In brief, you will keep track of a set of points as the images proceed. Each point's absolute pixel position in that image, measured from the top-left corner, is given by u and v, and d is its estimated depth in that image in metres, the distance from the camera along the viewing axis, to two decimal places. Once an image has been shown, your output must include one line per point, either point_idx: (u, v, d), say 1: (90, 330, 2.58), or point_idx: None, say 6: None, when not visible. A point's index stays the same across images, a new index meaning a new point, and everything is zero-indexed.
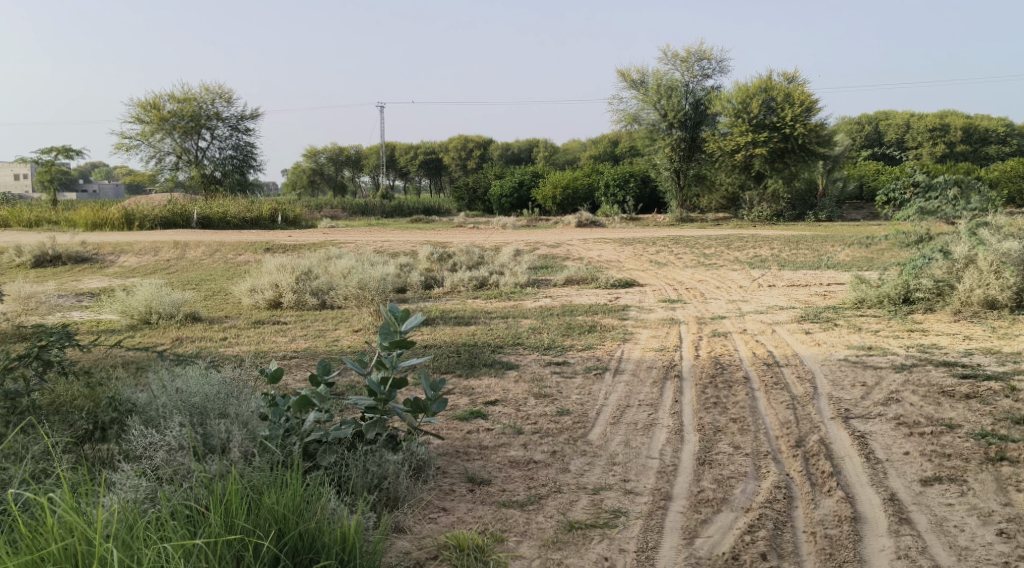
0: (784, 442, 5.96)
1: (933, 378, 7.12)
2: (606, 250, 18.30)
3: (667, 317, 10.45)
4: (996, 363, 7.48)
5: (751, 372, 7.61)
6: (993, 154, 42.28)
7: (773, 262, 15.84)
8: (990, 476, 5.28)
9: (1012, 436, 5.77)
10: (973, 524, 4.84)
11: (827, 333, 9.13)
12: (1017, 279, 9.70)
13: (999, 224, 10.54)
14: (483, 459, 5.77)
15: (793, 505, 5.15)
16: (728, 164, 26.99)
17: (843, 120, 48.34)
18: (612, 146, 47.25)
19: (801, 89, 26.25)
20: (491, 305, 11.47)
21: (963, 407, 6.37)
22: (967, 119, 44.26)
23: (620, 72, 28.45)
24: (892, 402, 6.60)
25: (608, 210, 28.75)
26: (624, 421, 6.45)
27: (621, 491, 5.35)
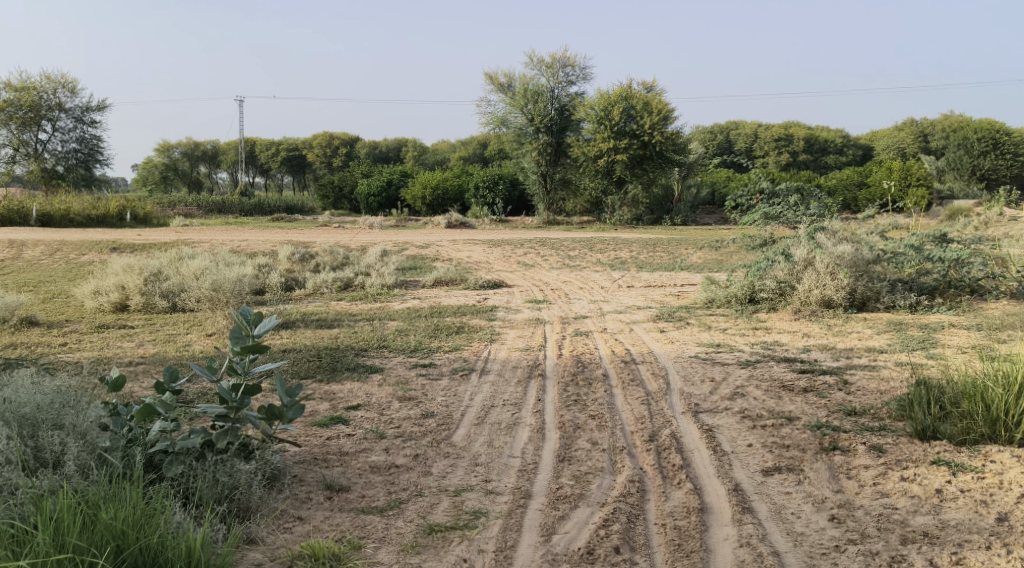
0: (638, 437, 6.17)
1: (774, 373, 7.54)
2: (473, 251, 18.42)
3: (531, 317, 10.62)
4: (830, 358, 8.01)
5: (610, 370, 7.84)
6: (831, 164, 45.89)
7: (632, 263, 16.38)
8: (825, 465, 5.62)
9: (844, 426, 6.18)
10: (808, 510, 5.12)
11: (681, 332, 9.51)
12: (849, 280, 10.42)
13: (834, 229, 11.21)
14: (342, 465, 5.68)
15: (645, 498, 5.33)
16: (592, 168, 27.78)
17: (699, 128, 50.56)
18: (481, 148, 47.59)
19: (658, 98, 27.30)
20: (355, 307, 11.31)
21: (802, 400, 6.78)
22: (808, 130, 47.31)
23: (487, 75, 28.63)
24: (738, 396, 6.94)
25: (478, 211, 28.98)
26: (487, 421, 6.49)
27: (482, 492, 5.39)
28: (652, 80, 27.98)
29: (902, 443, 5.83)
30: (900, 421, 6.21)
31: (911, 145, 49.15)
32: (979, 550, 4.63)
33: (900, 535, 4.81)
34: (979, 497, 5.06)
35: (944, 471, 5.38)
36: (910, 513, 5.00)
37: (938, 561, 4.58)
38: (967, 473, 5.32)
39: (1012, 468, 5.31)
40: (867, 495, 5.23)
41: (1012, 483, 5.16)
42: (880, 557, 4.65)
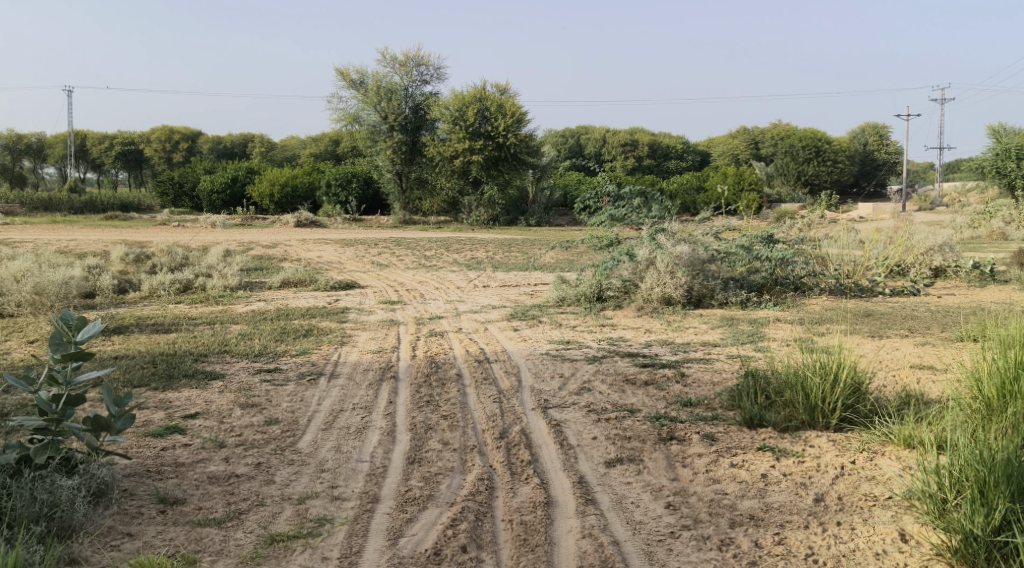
0: (489, 435, 6.24)
1: (619, 367, 7.81)
2: (324, 251, 18.07)
3: (385, 319, 10.52)
4: (670, 352, 8.38)
5: (463, 369, 7.88)
6: (673, 169, 48.08)
7: (488, 263, 16.53)
8: (663, 454, 5.87)
9: (680, 417, 6.47)
10: (646, 499, 5.31)
11: (533, 330, 9.69)
12: (687, 279, 10.94)
13: (674, 230, 11.67)
14: (178, 477, 5.43)
15: (493, 495, 5.39)
16: (448, 169, 28.02)
17: (550, 131, 51.61)
18: (333, 145, 46.70)
19: (511, 100, 28.03)
20: (196, 310, 10.84)
21: (643, 393, 7.06)
22: (652, 136, 49.35)
23: (339, 71, 28.11)
24: (584, 391, 7.14)
25: (330, 210, 28.47)
26: (335, 426, 6.38)
27: (327, 498, 5.29)
28: (505, 82, 28.51)
29: (732, 431, 6.17)
30: (731, 410, 6.56)
31: (744, 151, 52.23)
32: (799, 529, 4.86)
33: (730, 519, 5.02)
34: (799, 479, 5.39)
35: (769, 457, 5.72)
36: (739, 497, 5.26)
37: (762, 542, 4.78)
38: (789, 458, 5.68)
39: (828, 452, 5.72)
40: (700, 482, 5.48)
41: (828, 465, 5.54)
42: (711, 541, 4.82)
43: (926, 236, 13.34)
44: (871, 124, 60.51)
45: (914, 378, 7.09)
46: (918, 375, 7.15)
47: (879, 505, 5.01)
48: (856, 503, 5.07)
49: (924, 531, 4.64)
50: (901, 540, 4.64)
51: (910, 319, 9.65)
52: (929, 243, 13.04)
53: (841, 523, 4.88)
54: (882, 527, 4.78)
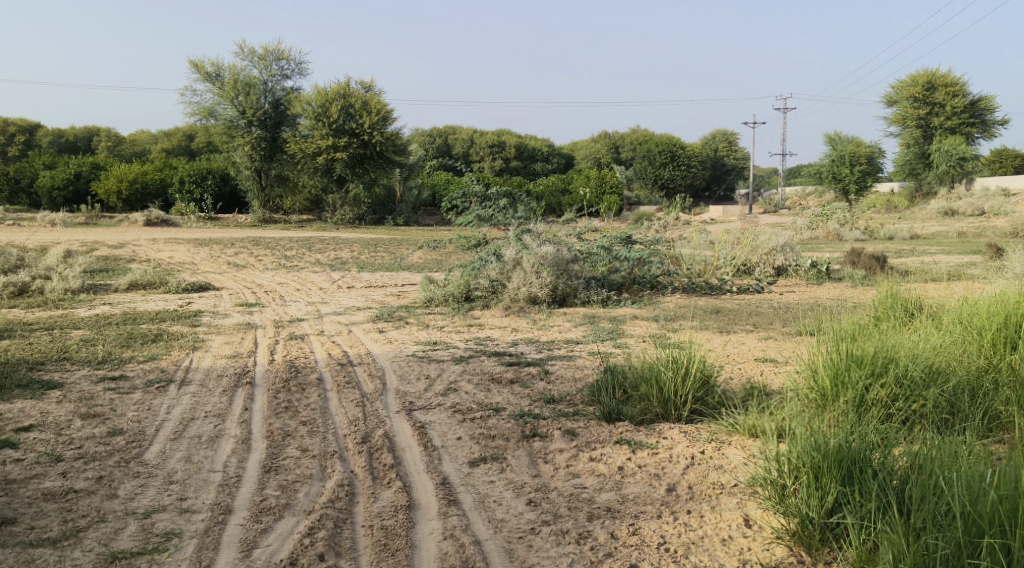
0: (351, 440, 6.13)
1: (485, 367, 7.85)
2: (177, 251, 17.32)
3: (242, 322, 10.16)
4: (535, 350, 8.50)
5: (324, 373, 7.71)
6: (539, 171, 48.96)
7: (352, 263, 16.28)
8: (525, 452, 5.93)
9: (543, 414, 6.56)
10: (508, 497, 5.34)
11: (399, 331, 9.60)
12: (552, 278, 11.12)
13: (539, 231, 11.85)
14: (7, 495, 5.08)
15: (353, 501, 5.31)
16: (310, 166, 27.32)
17: (416, 130, 51.35)
18: (186, 141, 44.76)
19: (376, 98, 27.94)
20: (33, 315, 10.13)
21: (508, 391, 7.12)
22: (518, 138, 50.04)
23: (193, 64, 27.00)
24: (450, 391, 7.14)
25: (184, 208, 27.24)
26: (185, 436, 6.12)
27: (175, 512, 5.07)
28: (369, 79, 28.34)
29: (591, 426, 6.31)
30: (591, 406, 6.72)
31: (606, 155, 53.75)
32: (652, 520, 5.01)
33: (588, 513, 5.12)
34: (653, 470, 5.58)
35: (625, 450, 5.89)
36: (597, 490, 5.38)
37: (618, 533, 4.89)
38: (644, 450, 5.87)
39: (680, 443, 5.95)
40: (561, 477, 5.57)
41: (680, 455, 5.76)
42: (570, 535, 4.89)
43: (770, 236, 14.15)
44: (722, 131, 63.72)
45: (758, 370, 7.50)
46: (762, 368, 7.56)
47: (726, 493, 5.25)
48: (704, 492, 5.29)
49: (765, 516, 4.89)
50: (746, 525, 4.87)
51: (755, 315, 10.17)
52: (773, 244, 13.82)
53: (691, 512, 5.07)
54: (728, 513, 5.00)
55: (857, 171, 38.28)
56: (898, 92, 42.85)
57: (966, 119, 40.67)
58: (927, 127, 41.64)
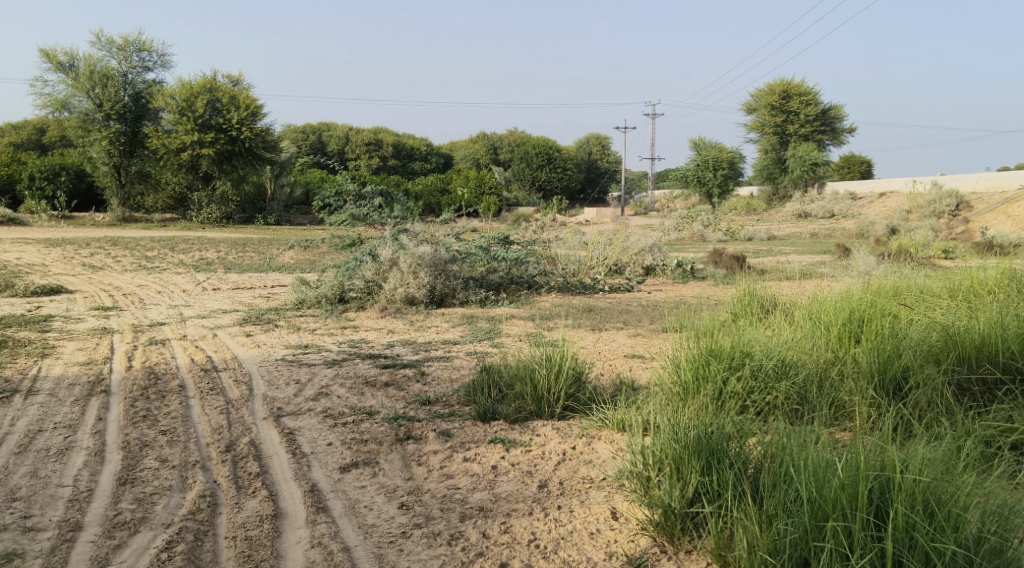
0: (214, 449, 5.91)
1: (358, 370, 7.73)
2: (25, 251, 16.29)
3: (98, 327, 9.63)
4: (411, 352, 8.44)
5: (187, 380, 7.40)
6: (417, 170, 48.87)
7: (218, 264, 15.72)
8: (398, 455, 5.84)
9: (418, 416, 6.50)
10: (380, 501, 5.26)
11: (267, 335, 9.32)
12: (429, 279, 11.05)
13: (416, 231, 11.76)
14: None
15: (216, 512, 5.12)
16: (174, 163, 26.15)
17: (289, 127, 50.13)
18: (37, 134, 42.12)
19: (245, 93, 27.29)
20: None
21: (382, 394, 7.02)
22: (394, 137, 49.60)
23: (45, 53, 25.45)
24: (321, 396, 6.99)
25: (34, 205, 25.59)
26: (32, 449, 5.75)
27: (18, 531, 4.76)
28: (237, 73, 27.61)
29: (466, 426, 6.29)
30: (466, 406, 6.70)
31: (484, 156, 54.13)
32: (523, 517, 5.03)
33: (460, 513, 5.09)
34: (526, 468, 5.61)
35: (499, 449, 5.90)
36: (470, 490, 5.36)
37: (489, 533, 4.89)
38: (517, 448, 5.91)
39: (552, 440, 6.02)
40: (434, 479, 5.52)
41: (552, 452, 5.83)
42: (441, 537, 4.86)
43: (639, 237, 14.58)
44: (595, 135, 65.35)
45: (627, 366, 7.70)
46: (631, 364, 7.78)
47: (595, 487, 5.34)
48: (575, 486, 5.36)
49: (631, 508, 5.01)
50: (614, 518, 4.97)
51: (625, 314, 10.46)
52: (642, 244, 14.23)
53: (561, 507, 5.13)
54: (597, 507, 5.09)
55: (720, 175, 40.03)
56: (758, 100, 45.02)
57: (818, 127, 43.23)
58: (783, 134, 43.99)
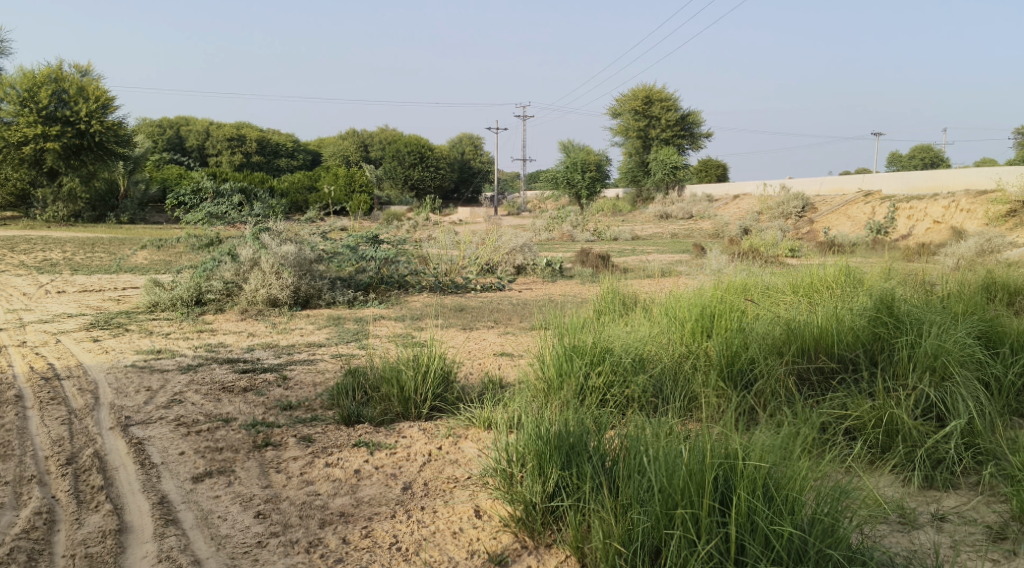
0: (53, 462, 5.57)
1: (215, 376, 7.43)
2: None
3: None
4: (272, 356, 8.19)
5: (24, 390, 6.92)
6: (282, 167, 47.68)
7: (64, 265, 14.81)
8: (256, 462, 5.66)
9: (278, 422, 6.30)
10: (234, 511, 5.08)
11: (117, 340, 8.84)
12: (294, 279, 10.76)
13: (279, 230, 11.45)
14: None
15: (53, 529, 4.85)
16: (14, 157, 24.43)
17: (144, 120, 47.81)
18: None
19: (95, 84, 25.80)
20: None
21: (240, 400, 6.78)
22: (258, 132, 48.16)
23: None
24: (174, 404, 6.69)
25: None
26: None
27: None
28: (86, 63, 26.16)
29: (329, 430, 6.15)
30: (330, 410, 6.55)
31: (354, 153, 53.41)
32: (385, 520, 4.97)
33: (320, 519, 4.99)
34: (390, 470, 5.53)
35: (363, 452, 5.80)
36: (331, 496, 5.24)
37: (349, 538, 4.81)
38: (381, 451, 5.81)
39: (418, 441, 5.97)
40: (293, 485, 5.36)
41: (417, 453, 5.77)
42: (298, 545, 4.75)
43: (509, 237, 14.71)
44: (467, 136, 65.82)
45: (496, 364, 7.74)
46: (500, 361, 7.83)
47: (459, 486, 5.32)
48: (439, 486, 5.33)
49: (495, 505, 5.03)
50: (477, 516, 4.97)
51: (496, 312, 10.54)
52: (513, 244, 14.36)
53: (424, 508, 5.09)
54: (460, 506, 5.08)
55: (588, 177, 40.92)
56: (623, 105, 46.34)
57: (678, 132, 44.91)
58: (646, 138, 45.45)
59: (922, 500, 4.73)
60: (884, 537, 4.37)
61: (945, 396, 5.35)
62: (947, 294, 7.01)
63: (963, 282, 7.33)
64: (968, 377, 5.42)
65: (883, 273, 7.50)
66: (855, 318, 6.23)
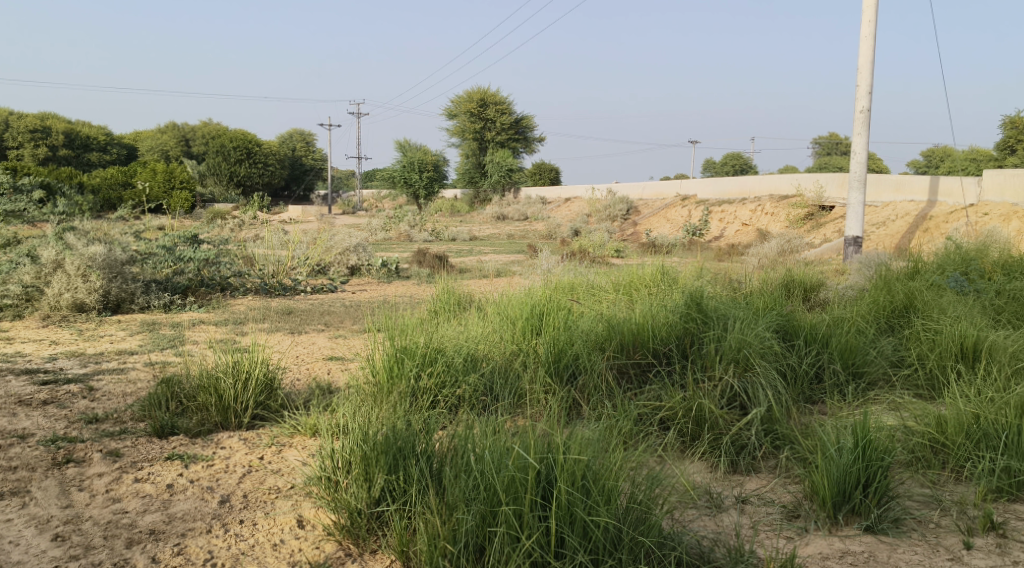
0: None
1: (11, 388, 6.85)
2: None
3: None
4: (78, 365, 7.64)
5: None
6: (94, 161, 44.76)
7: None
8: (54, 481, 5.26)
9: (81, 436, 5.88)
10: (28, 535, 4.70)
11: None
12: (102, 283, 10.08)
13: (86, 229, 10.71)
14: None
15: None
16: None
17: None
18: None
19: None
20: None
21: (39, 414, 6.28)
22: (67, 123, 44.93)
23: None
24: None
25: None
26: None
27: None
28: None
29: (139, 444, 5.80)
30: (141, 422, 6.18)
31: (174, 148, 50.89)
32: (200, 535, 4.75)
33: (126, 539, 4.70)
34: (206, 483, 5.29)
35: (177, 465, 5.51)
36: (140, 513, 4.95)
37: (159, 557, 4.56)
38: (197, 463, 5.55)
39: (238, 451, 5.74)
40: (97, 504, 5.03)
41: (236, 465, 5.54)
42: None
43: (341, 237, 14.43)
44: (297, 132, 64.32)
45: (325, 369, 7.57)
46: (329, 366, 7.66)
47: (281, 497, 5.16)
48: (259, 498, 5.14)
49: (318, 515, 4.92)
50: (299, 527, 4.84)
51: (326, 315, 10.30)
52: (346, 244, 14.11)
53: (243, 521, 4.90)
54: (282, 517, 4.93)
55: (425, 177, 40.80)
56: (457, 106, 46.58)
57: (512, 134, 45.69)
58: (481, 139, 45.92)
59: (727, 484, 5.05)
60: (693, 522, 4.63)
61: (747, 385, 5.74)
62: (751, 291, 7.50)
63: (766, 281, 7.86)
64: (767, 367, 5.84)
65: (696, 273, 7.94)
66: (667, 315, 6.54)
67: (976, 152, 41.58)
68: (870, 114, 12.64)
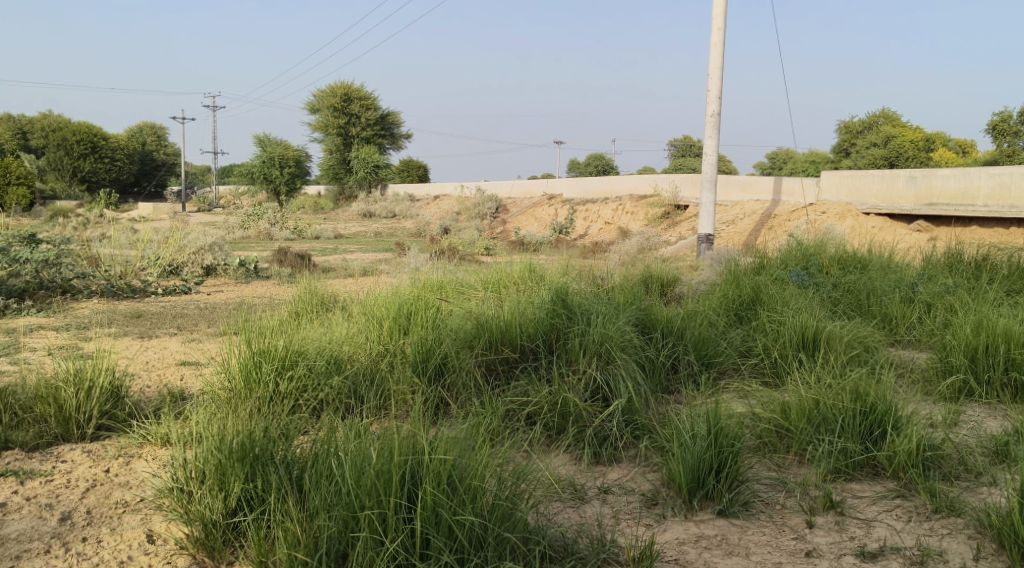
0: None
1: None
2: None
3: None
4: None
5: None
6: None
7: None
8: None
9: None
10: None
11: None
12: None
13: None
14: None
15: None
16: None
17: None
18: None
19: None
20: None
21: None
22: None
23: None
24: None
25: None
26: None
27: None
28: None
29: None
30: None
31: (9, 141, 47.52)
32: (37, 557, 4.44)
33: None
34: (44, 501, 4.95)
35: (11, 482, 5.13)
36: None
37: None
38: (35, 479, 5.19)
39: (81, 465, 5.41)
40: None
41: (79, 479, 5.22)
42: None
43: (195, 236, 13.85)
44: (148, 126, 61.39)
45: (177, 375, 7.24)
46: (182, 372, 7.33)
47: (129, 511, 4.89)
48: (105, 514, 4.86)
49: (170, 528, 4.69)
50: (148, 542, 4.61)
51: (179, 318, 9.83)
52: (200, 243, 13.56)
53: (87, 539, 4.63)
54: (129, 532, 4.68)
55: (286, 173, 39.76)
56: (319, 101, 45.65)
57: (377, 131, 45.21)
58: (345, 136, 45.17)
59: (589, 476, 5.17)
60: (557, 514, 4.71)
61: (609, 378, 5.89)
62: (613, 286, 7.70)
63: (627, 277, 8.09)
64: (628, 360, 6.00)
65: (560, 270, 8.08)
66: (534, 311, 6.62)
67: (816, 155, 44.37)
68: (721, 118, 13.22)
